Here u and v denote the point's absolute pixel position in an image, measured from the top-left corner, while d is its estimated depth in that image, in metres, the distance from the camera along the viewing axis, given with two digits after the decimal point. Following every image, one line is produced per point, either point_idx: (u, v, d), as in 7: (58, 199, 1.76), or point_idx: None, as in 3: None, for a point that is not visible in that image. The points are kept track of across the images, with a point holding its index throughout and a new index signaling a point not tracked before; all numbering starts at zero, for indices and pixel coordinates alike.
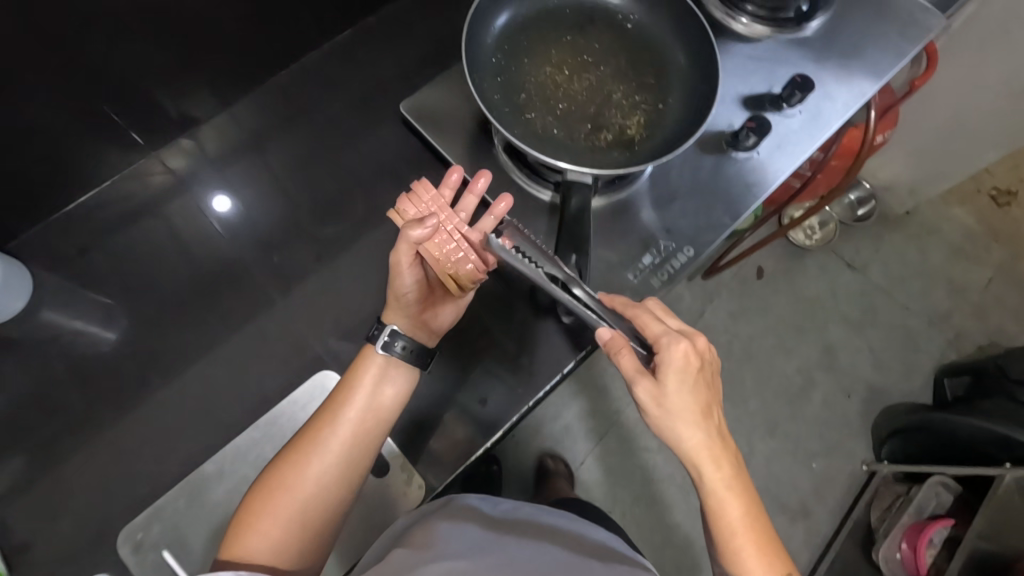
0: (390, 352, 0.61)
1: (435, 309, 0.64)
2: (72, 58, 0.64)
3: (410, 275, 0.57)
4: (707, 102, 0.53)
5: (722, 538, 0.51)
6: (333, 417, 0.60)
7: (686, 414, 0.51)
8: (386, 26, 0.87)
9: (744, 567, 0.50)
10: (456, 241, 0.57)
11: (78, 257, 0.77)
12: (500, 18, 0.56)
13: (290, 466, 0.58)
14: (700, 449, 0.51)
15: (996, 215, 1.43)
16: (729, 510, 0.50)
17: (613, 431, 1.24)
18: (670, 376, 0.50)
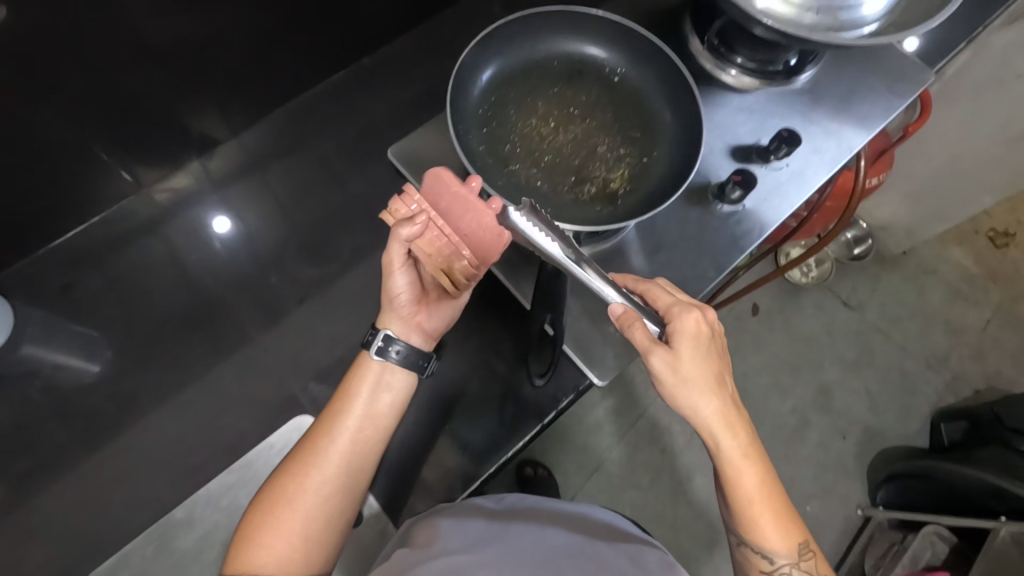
0: (385, 358, 0.60)
1: (429, 312, 0.62)
2: (54, 96, 0.66)
3: (403, 276, 0.57)
4: (691, 156, 0.55)
5: (739, 507, 0.51)
6: (333, 426, 0.58)
7: (704, 384, 0.49)
8: (377, 68, 0.93)
9: (762, 532, 0.50)
10: (450, 238, 0.50)
11: (61, 293, 0.80)
12: (489, 71, 0.58)
13: (289, 478, 0.56)
14: (716, 420, 0.50)
15: (994, 257, 1.42)
16: (747, 479, 0.50)
17: (605, 467, 1.20)
18: (685, 345, 0.49)
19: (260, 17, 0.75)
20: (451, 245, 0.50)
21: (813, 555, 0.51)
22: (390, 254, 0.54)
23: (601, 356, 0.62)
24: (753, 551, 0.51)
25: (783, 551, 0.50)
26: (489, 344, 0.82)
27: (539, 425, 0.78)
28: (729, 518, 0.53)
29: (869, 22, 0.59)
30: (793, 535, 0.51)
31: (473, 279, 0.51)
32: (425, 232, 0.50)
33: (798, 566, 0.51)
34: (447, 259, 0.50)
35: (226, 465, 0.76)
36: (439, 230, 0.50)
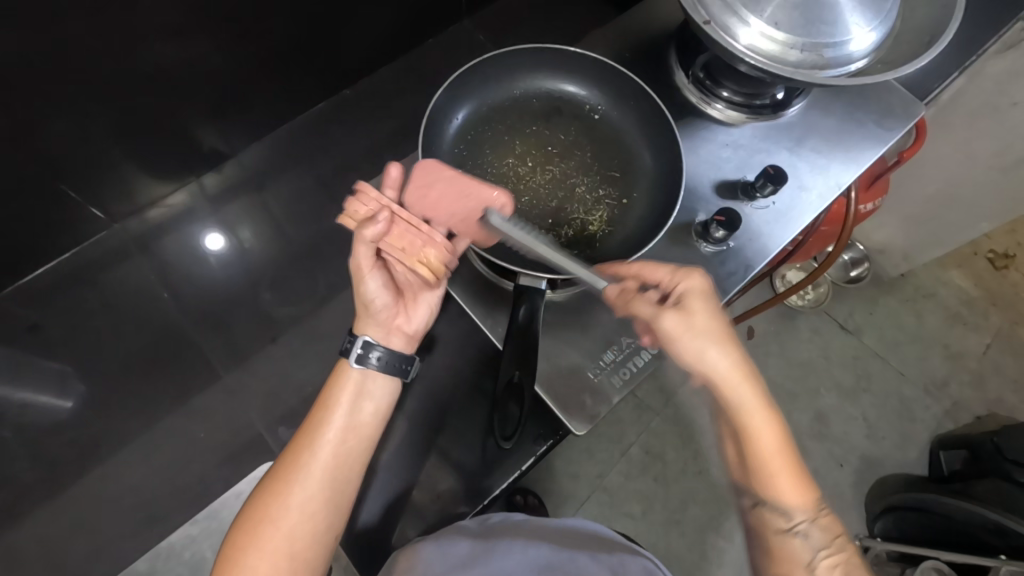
0: (365, 365, 0.58)
1: (407, 313, 0.61)
2: (24, 142, 0.66)
3: (373, 279, 0.57)
4: (666, 205, 0.58)
5: (751, 450, 0.47)
6: (313, 440, 0.55)
7: (711, 334, 0.50)
8: (360, 99, 0.95)
9: (777, 489, 0.46)
10: (418, 230, 0.52)
11: (30, 332, 0.80)
12: (465, 111, 0.62)
13: (270, 497, 0.54)
14: (725, 365, 0.49)
15: (993, 279, 1.38)
16: (758, 418, 0.47)
17: (596, 495, 1.18)
18: (689, 301, 0.50)
19: (238, 54, 0.76)
20: (419, 237, 0.52)
21: (832, 514, 0.46)
22: (357, 257, 0.55)
23: (579, 405, 0.57)
24: (765, 505, 0.46)
25: (800, 503, 0.46)
26: (469, 379, 0.79)
27: (518, 471, 0.74)
28: (739, 472, 0.49)
29: (855, 58, 0.57)
30: (809, 488, 0.46)
31: (448, 267, 0.53)
32: (391, 228, 0.52)
33: (817, 523, 0.46)
34: (420, 249, 0.52)
35: (191, 515, 0.76)
36: (405, 225, 0.52)
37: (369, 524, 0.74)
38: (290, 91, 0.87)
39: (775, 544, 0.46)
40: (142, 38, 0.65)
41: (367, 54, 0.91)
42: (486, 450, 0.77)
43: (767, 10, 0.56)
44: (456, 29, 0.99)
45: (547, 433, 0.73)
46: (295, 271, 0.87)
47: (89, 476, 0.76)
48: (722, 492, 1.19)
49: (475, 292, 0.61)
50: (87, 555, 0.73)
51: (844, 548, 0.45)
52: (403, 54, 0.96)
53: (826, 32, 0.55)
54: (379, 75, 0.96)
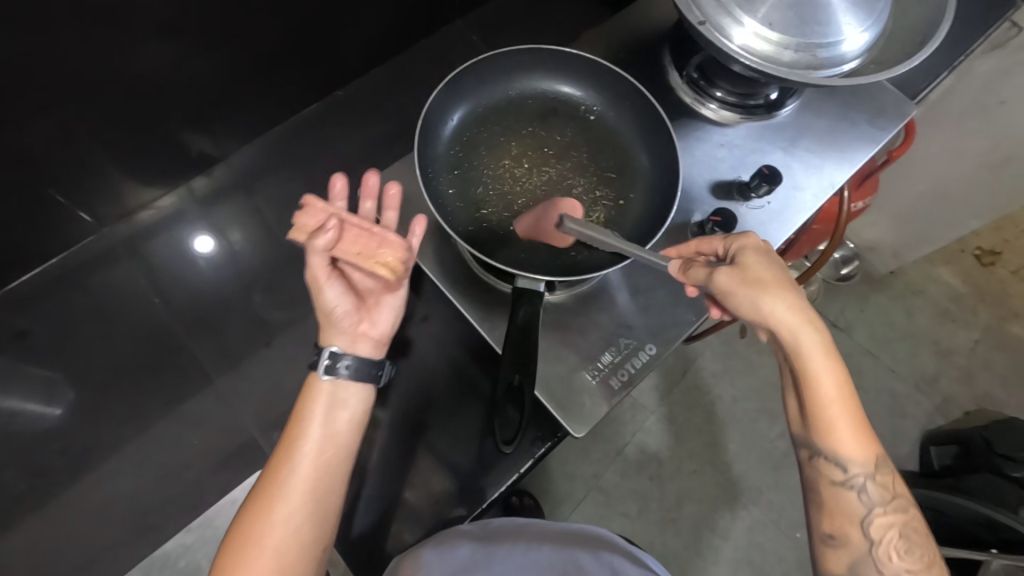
0: (336, 375, 0.58)
1: (371, 317, 0.61)
2: (8, 145, 0.65)
3: (333, 288, 0.58)
4: (663, 206, 0.58)
5: (816, 407, 0.48)
6: (292, 455, 0.55)
7: (774, 289, 0.48)
8: (352, 100, 0.94)
9: (838, 437, 0.47)
10: (371, 233, 0.54)
11: (16, 340, 0.78)
12: (461, 112, 0.62)
13: (253, 517, 0.53)
14: (790, 319, 0.47)
15: (979, 276, 1.39)
16: (828, 377, 0.47)
17: (592, 495, 1.18)
18: (746, 261, 0.50)
19: (227, 55, 0.75)
20: (371, 238, 0.54)
21: (891, 471, 0.48)
22: (313, 268, 0.56)
23: (578, 407, 0.57)
24: (825, 459, 0.48)
25: (860, 460, 0.47)
26: (463, 381, 0.78)
27: (514, 474, 0.73)
28: (799, 425, 0.50)
29: (848, 59, 0.57)
30: (871, 445, 0.48)
31: (407, 264, 0.54)
32: (343, 235, 0.54)
33: (874, 479, 0.47)
34: (374, 252, 0.54)
35: (186, 522, 0.76)
36: (357, 230, 0.54)
37: (363, 532, 0.74)
38: (281, 93, 0.86)
39: (831, 496, 0.48)
40: (128, 39, 0.64)
41: (359, 55, 0.90)
42: (482, 450, 0.75)
43: (761, 11, 0.56)
44: (448, 30, 0.98)
45: (545, 436, 0.72)
46: (288, 274, 0.86)
47: (79, 485, 0.75)
48: (717, 491, 1.20)
49: (471, 294, 0.61)
50: (79, 566, 0.72)
51: (897, 506, 0.47)
52: (395, 54, 0.95)
53: (819, 32, 0.55)
54: (372, 76, 0.95)
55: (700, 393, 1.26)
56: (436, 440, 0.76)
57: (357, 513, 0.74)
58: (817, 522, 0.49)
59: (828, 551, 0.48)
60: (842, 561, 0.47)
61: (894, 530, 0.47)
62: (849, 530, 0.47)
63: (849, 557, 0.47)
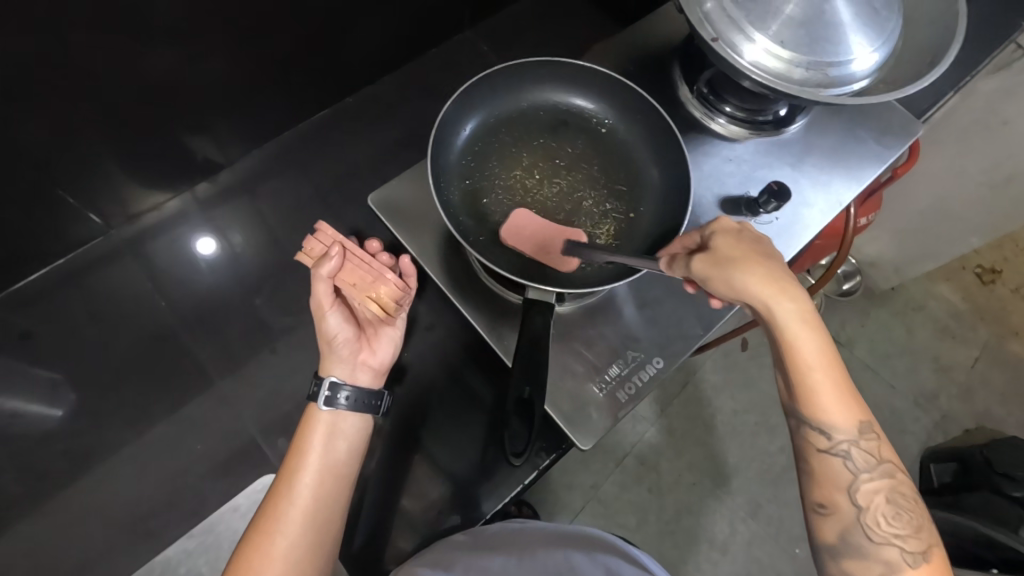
0: (335, 407, 0.59)
1: (371, 347, 0.63)
2: (17, 144, 0.65)
3: (334, 315, 0.59)
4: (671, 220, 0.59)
5: (798, 378, 0.47)
6: (290, 487, 0.57)
7: (751, 263, 0.47)
8: (360, 106, 0.94)
9: (825, 405, 0.47)
10: (368, 267, 0.59)
11: (18, 340, 0.78)
12: (473, 122, 0.63)
13: (251, 549, 0.54)
14: (771, 293, 0.46)
15: (980, 293, 1.40)
16: (808, 346, 0.46)
17: (591, 506, 1.17)
18: (721, 239, 0.49)
19: (239, 59, 0.75)
20: (369, 273, 0.59)
21: (877, 437, 0.47)
22: (317, 296, 0.58)
23: (585, 420, 0.57)
24: (811, 429, 0.47)
25: (844, 427, 0.47)
26: (466, 388, 0.78)
27: (520, 485, 0.73)
28: (788, 397, 0.49)
29: (858, 78, 0.58)
30: (855, 411, 0.47)
31: (400, 302, 0.60)
32: (343, 265, 0.58)
33: (860, 445, 0.47)
34: (370, 286, 0.59)
35: (186, 528, 0.75)
36: (356, 263, 0.59)
37: (364, 543, 0.73)
38: (291, 98, 0.86)
39: (819, 466, 0.47)
40: (139, 40, 0.64)
41: (368, 62, 0.90)
42: (485, 457, 0.75)
43: (772, 28, 0.56)
44: (457, 39, 0.99)
45: (550, 446, 0.72)
46: (292, 278, 0.86)
47: (79, 488, 0.74)
48: (716, 504, 1.19)
49: (479, 305, 0.61)
50: (76, 571, 0.71)
51: (884, 473, 0.47)
52: (404, 62, 0.96)
53: (830, 51, 0.56)
54: (381, 84, 0.95)
55: (700, 405, 1.26)
56: (438, 448, 0.76)
57: (359, 521, 0.74)
58: (808, 493, 0.49)
59: (820, 522, 0.47)
60: (835, 531, 0.46)
61: (881, 495, 0.46)
62: (838, 499, 0.47)
63: (840, 527, 0.46)
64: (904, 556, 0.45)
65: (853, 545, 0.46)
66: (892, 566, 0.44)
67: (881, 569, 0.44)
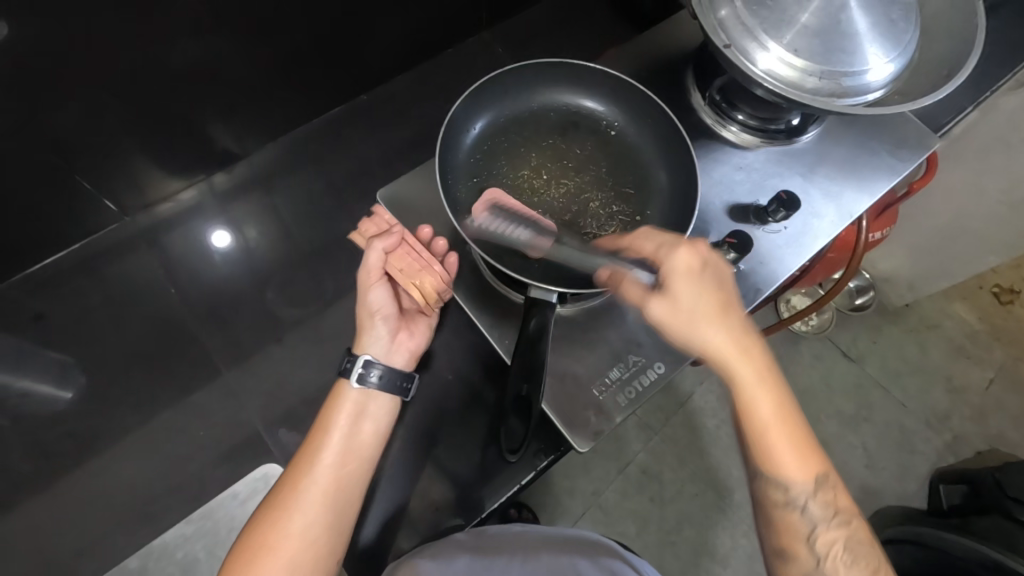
0: (366, 385, 0.60)
1: (409, 330, 0.67)
2: (40, 131, 0.66)
3: (379, 292, 0.62)
4: (678, 225, 0.59)
5: (756, 434, 0.49)
6: (311, 468, 0.58)
7: (708, 318, 0.49)
8: (374, 105, 0.95)
9: (777, 456, 0.48)
10: (417, 256, 0.62)
11: (32, 322, 0.79)
12: (482, 122, 0.63)
13: (269, 524, 0.55)
14: (729, 350, 0.48)
15: (996, 314, 1.38)
16: (762, 404, 0.48)
17: (590, 512, 1.17)
18: (678, 285, 0.49)
19: (257, 55, 0.76)
20: (416, 261, 0.62)
21: (832, 487, 0.49)
22: (368, 267, 0.62)
23: (583, 423, 0.57)
24: (768, 482, 0.49)
25: (800, 480, 0.48)
26: (468, 386, 0.79)
27: (517, 485, 0.74)
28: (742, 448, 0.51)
29: (873, 88, 0.57)
30: (811, 463, 0.48)
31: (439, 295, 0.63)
32: (396, 249, 0.62)
33: (816, 498, 0.48)
34: (413, 273, 0.62)
35: (185, 514, 0.75)
36: (407, 250, 0.62)
37: (369, 543, 0.72)
38: (308, 94, 0.88)
39: (778, 519, 0.49)
40: (163, 34, 0.66)
41: (385, 61, 0.91)
42: (484, 458, 0.76)
43: (786, 36, 0.56)
44: (473, 41, 1.00)
45: (548, 448, 0.73)
46: (301, 271, 0.87)
47: (85, 469, 0.76)
48: (718, 515, 1.18)
49: (483, 304, 0.61)
50: (78, 550, 0.73)
51: (840, 520, 0.48)
52: (419, 63, 0.96)
53: (845, 61, 0.55)
54: (396, 83, 0.96)
55: (705, 416, 1.25)
56: (438, 446, 0.76)
57: (368, 515, 0.73)
58: (767, 540, 0.50)
59: (780, 566, 0.49)
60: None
61: (837, 545, 0.48)
62: (797, 547, 0.48)
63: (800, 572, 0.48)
64: None
65: None
66: None
67: None
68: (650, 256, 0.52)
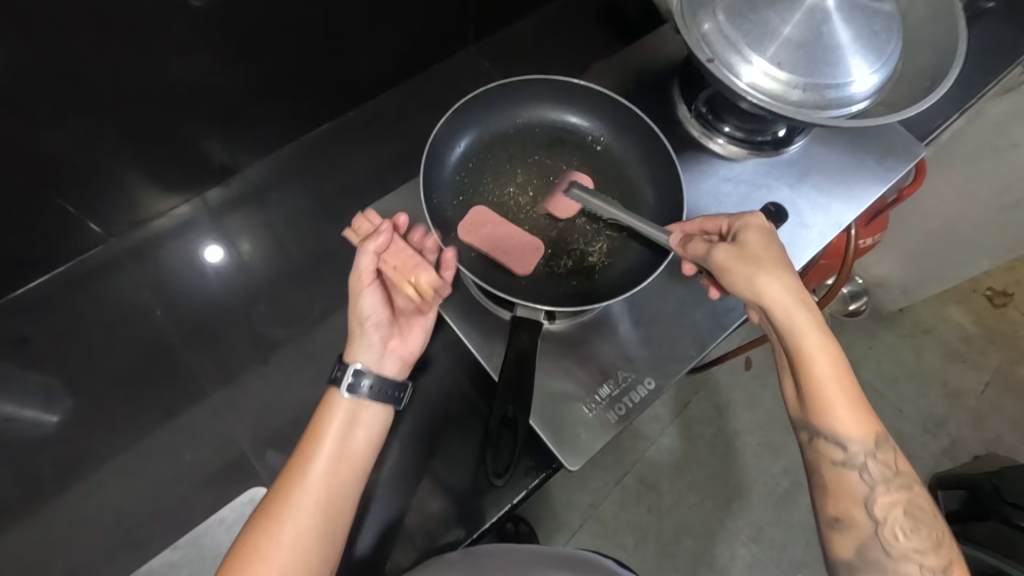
0: (356, 394, 0.57)
1: (402, 335, 0.61)
2: (24, 155, 0.66)
3: (371, 295, 0.57)
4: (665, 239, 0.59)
5: (814, 389, 0.50)
6: (302, 475, 0.55)
7: (774, 268, 0.52)
8: (363, 121, 0.95)
9: (838, 413, 0.50)
10: (412, 251, 0.56)
11: (18, 347, 0.79)
12: (466, 139, 0.64)
13: (260, 534, 0.53)
14: (791, 300, 0.51)
15: (990, 317, 1.38)
16: (824, 357, 0.50)
17: (588, 524, 1.16)
18: (751, 237, 0.53)
19: (243, 74, 0.76)
20: (413, 256, 0.55)
21: (890, 447, 0.50)
22: (357, 270, 0.56)
23: (573, 440, 0.56)
24: (825, 440, 0.51)
25: (859, 439, 0.50)
26: (461, 402, 0.78)
27: (509, 504, 0.71)
28: (797, 407, 0.52)
29: (857, 100, 0.57)
30: (870, 424, 0.50)
31: (438, 291, 0.56)
32: (389, 246, 0.56)
33: (875, 458, 0.50)
34: (412, 269, 0.55)
35: (172, 540, 0.74)
36: (403, 246, 0.56)
37: (367, 553, 0.72)
38: (295, 111, 0.87)
39: (835, 480, 0.50)
40: (150, 56, 0.66)
41: (372, 76, 0.92)
42: (478, 474, 0.75)
43: (770, 50, 0.56)
44: (462, 55, 1.00)
45: (539, 466, 0.71)
46: (290, 288, 0.87)
47: (73, 494, 0.75)
48: (716, 526, 1.17)
49: (471, 321, 0.61)
50: None
51: (900, 484, 0.50)
52: (407, 78, 0.97)
53: (829, 73, 0.56)
54: (385, 98, 0.97)
55: (702, 425, 1.24)
56: (435, 464, 0.76)
57: (360, 530, 0.73)
58: (821, 506, 0.51)
59: (835, 535, 0.50)
60: (853, 543, 0.49)
61: (898, 507, 0.49)
62: (853, 510, 0.50)
63: (857, 538, 0.49)
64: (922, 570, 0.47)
65: (868, 559, 0.49)
66: None
67: None
68: (720, 226, 0.56)
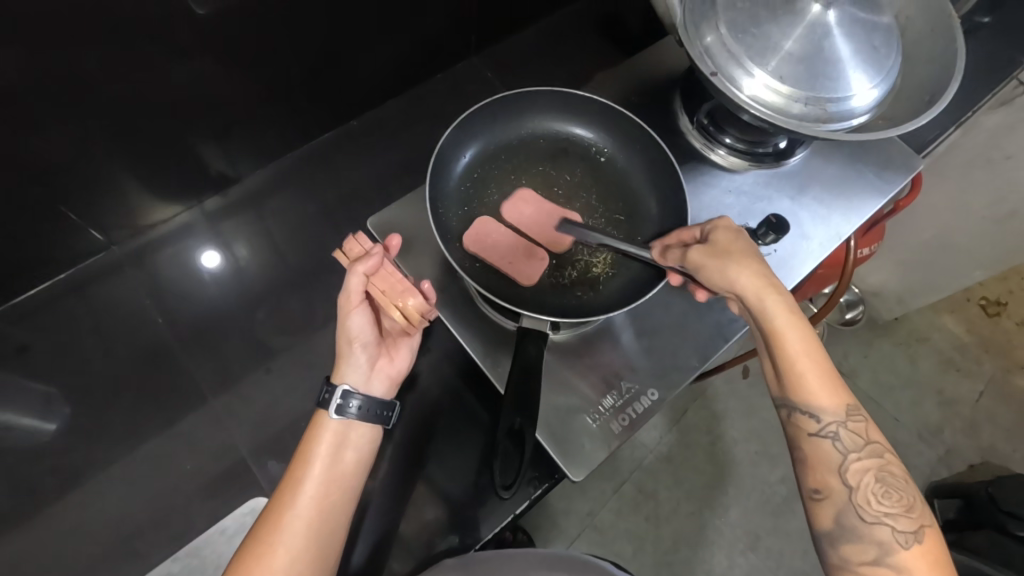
0: (345, 416, 0.57)
1: (389, 355, 0.61)
2: (25, 162, 0.66)
3: (357, 317, 0.56)
4: None
5: (786, 364, 0.51)
6: (293, 499, 0.54)
7: (742, 256, 0.53)
8: (365, 129, 0.96)
9: (809, 385, 0.50)
10: (399, 276, 0.57)
11: (16, 356, 0.78)
12: (471, 150, 0.64)
13: (251, 561, 0.52)
14: (758, 282, 0.52)
15: (983, 326, 1.39)
16: (792, 334, 0.51)
17: (586, 533, 1.15)
18: (718, 231, 0.54)
19: (244, 82, 0.76)
20: (401, 282, 0.57)
21: (861, 415, 0.50)
22: (346, 291, 0.56)
23: (578, 452, 0.56)
24: (799, 411, 0.50)
25: (830, 408, 0.50)
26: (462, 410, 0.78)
27: (512, 515, 0.71)
28: (775, 385, 0.53)
29: (857, 113, 0.58)
30: (840, 394, 0.50)
31: (424, 316, 0.58)
32: (379, 269, 0.57)
33: (847, 426, 0.50)
34: (399, 295, 0.57)
35: (171, 550, 0.74)
36: (391, 270, 0.57)
37: (366, 565, 0.72)
38: (297, 119, 0.87)
39: (810, 450, 0.50)
40: (152, 63, 0.66)
41: (374, 85, 0.92)
42: (478, 482, 0.75)
43: (772, 63, 0.57)
44: (462, 65, 1.00)
45: (541, 477, 0.71)
46: (291, 296, 0.87)
47: (70, 504, 0.74)
48: (715, 534, 1.17)
49: (474, 332, 0.61)
50: None
51: (871, 452, 0.49)
52: (408, 87, 0.97)
53: (830, 87, 0.56)
54: (387, 107, 0.97)
55: (700, 433, 1.24)
56: (436, 472, 0.76)
57: (355, 543, 0.72)
58: (802, 479, 0.51)
59: (816, 507, 0.49)
60: (830, 512, 0.48)
61: (870, 474, 0.48)
62: (830, 480, 0.49)
63: (834, 508, 0.48)
64: (895, 535, 0.46)
65: (849, 530, 0.47)
66: (884, 545, 0.46)
67: (874, 548, 0.46)
68: (691, 226, 0.57)
